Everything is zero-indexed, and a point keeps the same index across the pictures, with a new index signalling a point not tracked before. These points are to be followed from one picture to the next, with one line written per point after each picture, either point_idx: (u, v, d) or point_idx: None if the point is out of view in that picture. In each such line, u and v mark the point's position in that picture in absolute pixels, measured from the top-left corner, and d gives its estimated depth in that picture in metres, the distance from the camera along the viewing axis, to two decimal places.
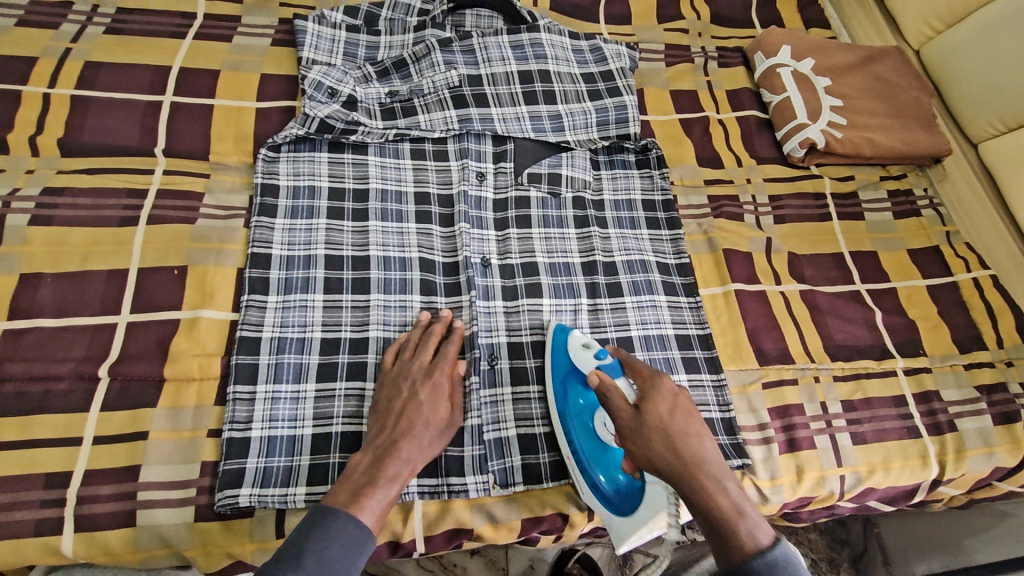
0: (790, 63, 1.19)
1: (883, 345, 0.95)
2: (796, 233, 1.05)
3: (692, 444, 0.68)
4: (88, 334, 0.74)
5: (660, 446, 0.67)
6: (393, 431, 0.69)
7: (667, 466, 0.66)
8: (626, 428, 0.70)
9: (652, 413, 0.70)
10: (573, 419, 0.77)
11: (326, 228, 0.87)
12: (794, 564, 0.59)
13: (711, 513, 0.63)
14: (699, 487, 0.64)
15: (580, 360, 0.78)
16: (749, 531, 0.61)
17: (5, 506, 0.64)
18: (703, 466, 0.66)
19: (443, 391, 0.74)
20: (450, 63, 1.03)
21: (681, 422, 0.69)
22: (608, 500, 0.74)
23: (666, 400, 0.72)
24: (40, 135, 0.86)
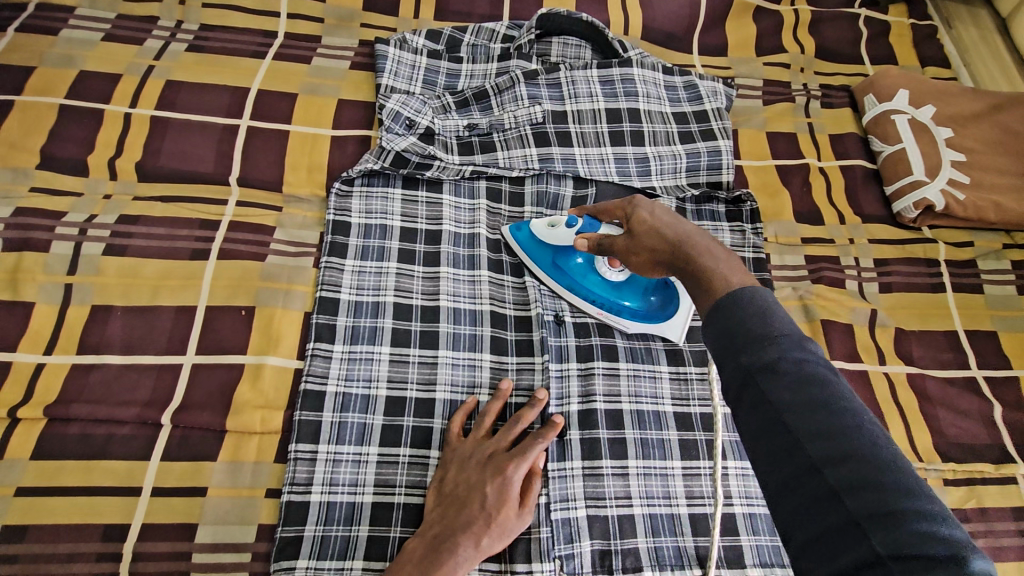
0: (906, 110, 1.07)
1: (1002, 446, 0.84)
2: (903, 306, 0.94)
3: (680, 225, 0.63)
4: (153, 375, 0.72)
5: (649, 245, 0.64)
6: (457, 523, 0.64)
7: (661, 255, 0.63)
8: (621, 251, 0.68)
9: (635, 225, 0.67)
10: (578, 278, 0.82)
11: (396, 274, 0.83)
12: (764, 298, 0.48)
13: (697, 281, 0.56)
14: (688, 256, 0.59)
15: (557, 239, 0.80)
16: (722, 276, 0.53)
17: (63, 557, 0.62)
18: (695, 242, 0.60)
19: (513, 490, 0.66)
20: (534, 97, 0.97)
21: (662, 218, 0.65)
22: (648, 315, 0.82)
23: (650, 209, 0.67)
24: (119, 158, 0.85)
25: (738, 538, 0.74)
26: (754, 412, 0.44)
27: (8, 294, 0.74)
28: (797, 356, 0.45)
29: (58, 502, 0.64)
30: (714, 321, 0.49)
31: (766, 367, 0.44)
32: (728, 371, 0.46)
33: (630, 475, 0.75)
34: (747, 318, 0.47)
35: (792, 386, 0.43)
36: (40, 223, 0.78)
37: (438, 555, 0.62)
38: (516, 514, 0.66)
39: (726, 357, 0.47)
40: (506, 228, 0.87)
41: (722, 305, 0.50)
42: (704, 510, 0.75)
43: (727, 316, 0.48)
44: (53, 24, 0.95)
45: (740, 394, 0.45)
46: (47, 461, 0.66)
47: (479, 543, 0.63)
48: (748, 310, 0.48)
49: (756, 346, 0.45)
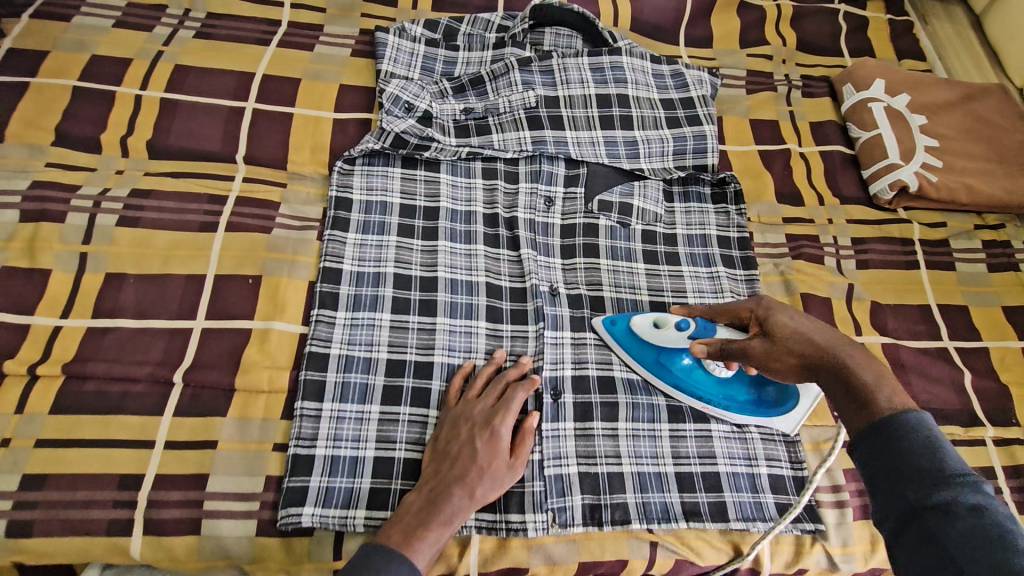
0: (882, 98, 1.12)
1: (971, 411, 0.89)
2: (879, 281, 0.99)
3: (827, 332, 0.65)
4: (164, 338, 0.75)
5: (797, 351, 0.65)
6: (452, 475, 0.68)
7: (809, 360, 0.64)
8: (758, 355, 0.68)
9: (773, 327, 0.68)
10: (685, 377, 0.80)
11: (396, 246, 0.87)
12: (933, 433, 0.51)
13: (853, 394, 0.58)
14: (845, 367, 0.61)
15: (665, 339, 0.80)
16: (888, 398, 0.56)
17: (81, 503, 0.66)
18: (844, 352, 0.62)
19: (501, 444, 0.70)
20: (528, 83, 1.02)
21: (804, 322, 0.67)
22: (763, 410, 0.81)
23: (789, 313, 0.69)
24: (130, 137, 0.89)
25: (722, 494, 0.78)
26: (920, 548, 0.48)
27: (25, 261, 0.77)
28: (971, 499, 0.47)
29: (76, 452, 0.68)
30: (873, 447, 0.53)
31: (938, 506, 0.48)
32: (891, 499, 0.50)
33: (620, 436, 0.79)
34: (913, 450, 0.51)
35: (967, 528, 0.46)
36: (55, 196, 0.82)
37: (436, 507, 0.66)
38: (507, 466, 0.70)
39: (892, 489, 0.50)
40: (598, 321, 0.85)
41: (885, 430, 0.53)
42: (690, 469, 0.79)
43: (890, 444, 0.52)
44: (66, 11, 0.99)
45: (905, 526, 0.49)
46: (64, 415, 0.69)
47: (475, 496, 0.67)
48: (915, 443, 0.51)
49: (928, 483, 0.49)
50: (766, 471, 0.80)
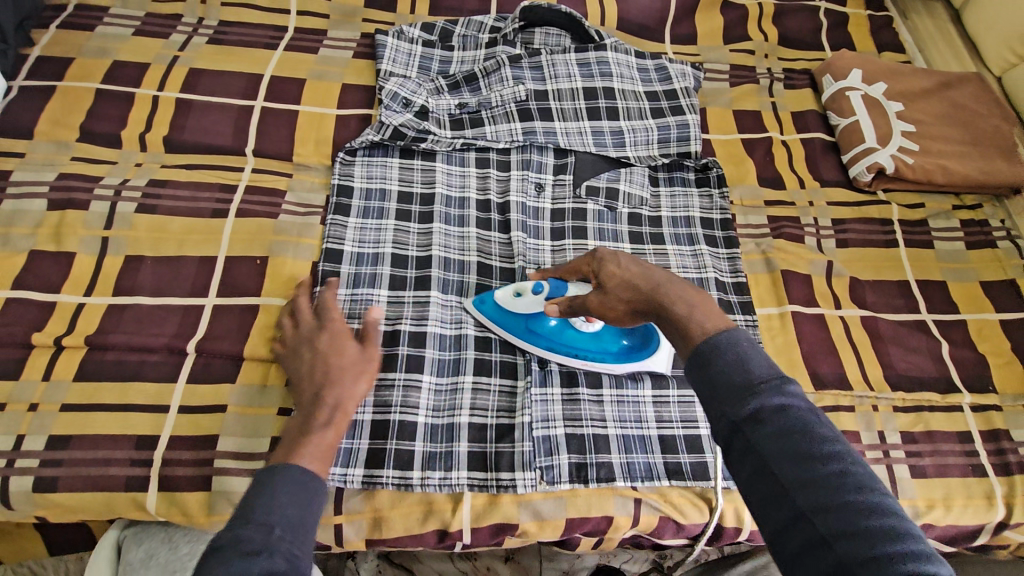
0: (860, 87, 1.17)
1: (948, 378, 0.92)
2: (859, 259, 1.03)
3: (649, 272, 0.61)
4: (180, 313, 0.81)
5: (625, 297, 0.63)
6: (312, 398, 0.64)
7: (638, 304, 0.61)
8: (596, 307, 0.67)
9: (606, 278, 0.65)
10: (559, 339, 0.82)
11: (394, 229, 0.93)
12: (741, 343, 0.50)
13: (675, 327, 0.55)
14: (662, 303, 0.57)
15: (526, 306, 0.82)
16: (698, 321, 0.53)
17: (102, 461, 0.71)
18: (666, 290, 0.58)
19: (342, 336, 0.70)
20: (518, 78, 1.08)
21: (631, 267, 0.63)
22: (637, 355, 0.83)
23: (615, 258, 0.65)
24: (148, 132, 0.96)
25: (703, 455, 0.81)
26: (743, 462, 0.46)
27: (53, 244, 0.84)
28: (779, 401, 0.46)
29: (98, 415, 0.73)
30: (695, 367, 0.50)
31: (751, 416, 0.46)
32: (714, 419, 0.48)
33: (605, 401, 0.83)
34: (723, 365, 0.49)
35: (776, 433, 0.45)
36: (80, 186, 0.88)
37: (307, 434, 0.59)
38: (360, 352, 0.69)
39: (712, 408, 0.48)
40: (471, 302, 0.87)
41: (702, 350, 0.50)
42: (673, 432, 0.83)
43: (704, 364, 0.50)
44: (90, 21, 1.07)
45: (728, 444, 0.47)
46: (87, 382, 0.75)
47: (343, 406, 0.63)
48: (725, 357, 0.49)
49: (739, 395, 0.47)
50: None
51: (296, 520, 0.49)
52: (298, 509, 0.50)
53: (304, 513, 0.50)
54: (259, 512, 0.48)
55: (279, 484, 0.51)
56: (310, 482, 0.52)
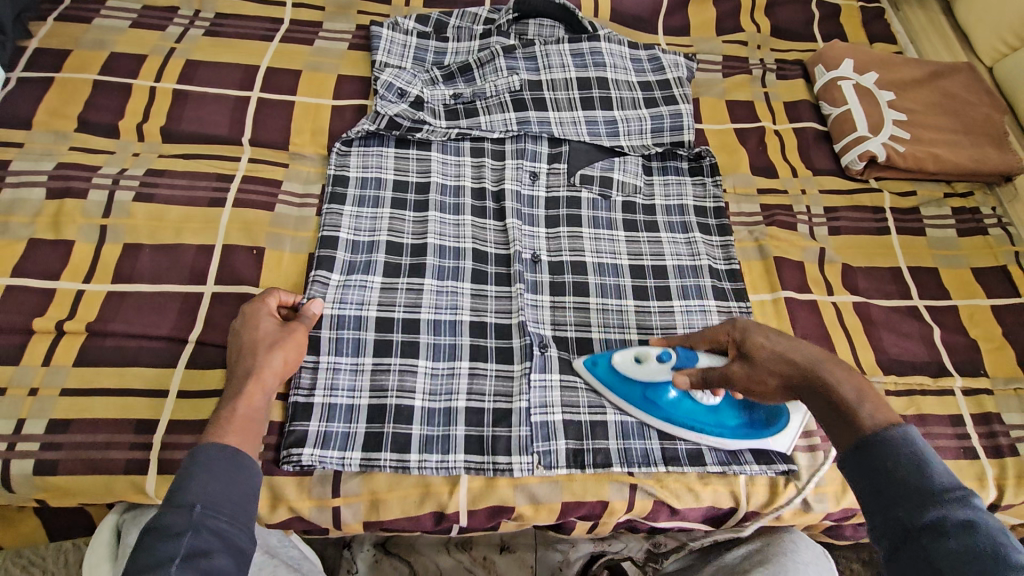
0: (852, 76, 1.18)
1: (940, 363, 0.93)
2: (851, 246, 1.04)
3: (805, 351, 0.70)
4: (178, 301, 0.82)
5: (777, 370, 0.70)
6: (237, 369, 0.71)
7: (790, 378, 0.70)
8: (740, 377, 0.73)
9: (752, 349, 0.73)
10: (677, 410, 0.81)
11: (389, 217, 0.94)
12: (921, 450, 0.58)
13: (842, 416, 0.64)
14: (826, 385, 0.67)
15: (650, 374, 0.80)
16: (870, 412, 0.63)
17: (102, 444, 0.72)
18: (823, 368, 0.68)
19: (258, 319, 0.75)
20: (512, 68, 1.09)
21: (780, 340, 0.72)
22: (757, 434, 0.81)
23: (764, 333, 0.74)
24: (146, 123, 0.96)
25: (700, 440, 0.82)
26: (917, 563, 0.53)
27: (51, 233, 0.84)
28: (963, 515, 0.53)
29: (97, 399, 0.74)
30: (867, 463, 0.59)
31: (931, 524, 0.53)
32: (888, 517, 0.56)
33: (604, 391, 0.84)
34: (899, 469, 0.57)
35: (958, 544, 0.52)
36: (78, 175, 0.89)
37: (233, 403, 0.67)
38: (277, 332, 0.74)
39: (886, 509, 0.56)
40: (580, 361, 0.85)
41: (879, 448, 0.59)
42: None
43: (879, 465, 0.58)
44: (87, 13, 1.08)
45: (902, 544, 0.54)
46: (86, 367, 0.76)
47: (258, 378, 0.70)
48: (904, 463, 0.57)
49: (920, 503, 0.55)
50: None
51: (222, 497, 0.59)
52: (226, 486, 0.60)
53: (229, 490, 0.60)
54: (187, 491, 0.58)
55: (205, 464, 0.60)
56: (236, 459, 0.62)
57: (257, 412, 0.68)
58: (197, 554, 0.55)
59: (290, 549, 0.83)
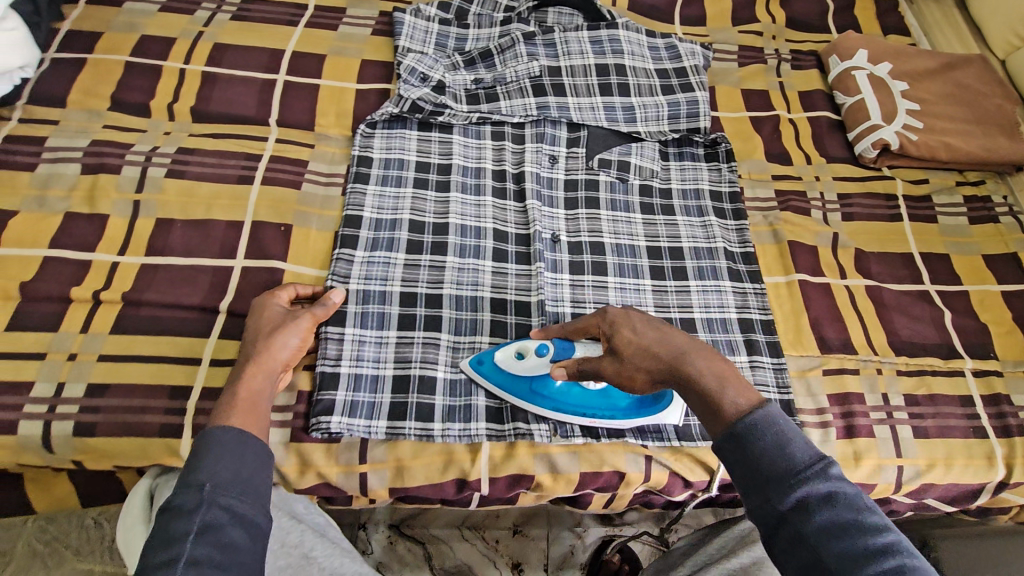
0: (866, 66, 1.20)
1: (950, 345, 0.95)
2: (864, 231, 1.06)
3: (667, 341, 0.64)
4: (210, 273, 0.84)
5: (643, 366, 0.65)
6: (242, 355, 0.72)
7: (657, 373, 0.64)
8: (614, 373, 0.69)
9: (619, 345, 0.68)
10: (565, 399, 0.80)
11: (412, 197, 0.96)
12: (778, 425, 0.55)
13: (704, 402, 0.59)
14: (687, 375, 0.61)
15: (530, 368, 0.79)
16: (731, 399, 0.58)
17: (139, 408, 0.74)
18: (687, 362, 0.62)
19: (270, 310, 0.77)
20: (532, 55, 1.11)
21: (646, 333, 0.66)
22: (646, 412, 0.80)
23: (627, 325, 0.69)
24: (176, 103, 0.99)
25: None
26: (793, 549, 0.51)
27: (86, 206, 0.87)
28: (824, 488, 0.52)
29: (133, 365, 0.76)
30: (729, 451, 0.56)
31: (797, 507, 0.52)
32: (760, 505, 0.53)
33: None
34: (762, 452, 0.54)
35: (825, 521, 0.50)
36: (113, 152, 0.92)
37: (234, 385, 0.68)
38: (284, 319, 0.76)
39: (757, 497, 0.53)
40: (466, 361, 0.82)
41: (739, 435, 0.55)
42: None
43: (745, 449, 0.55)
44: None
45: (777, 532, 0.52)
46: (123, 335, 0.78)
47: (255, 358, 0.71)
48: (766, 443, 0.54)
49: (786, 486, 0.52)
50: None
51: (232, 477, 0.58)
52: (238, 464, 0.60)
53: (239, 470, 0.59)
54: (199, 469, 0.58)
55: (215, 444, 0.60)
56: (244, 441, 0.62)
57: (259, 393, 0.68)
58: (210, 529, 0.54)
59: (317, 516, 0.80)
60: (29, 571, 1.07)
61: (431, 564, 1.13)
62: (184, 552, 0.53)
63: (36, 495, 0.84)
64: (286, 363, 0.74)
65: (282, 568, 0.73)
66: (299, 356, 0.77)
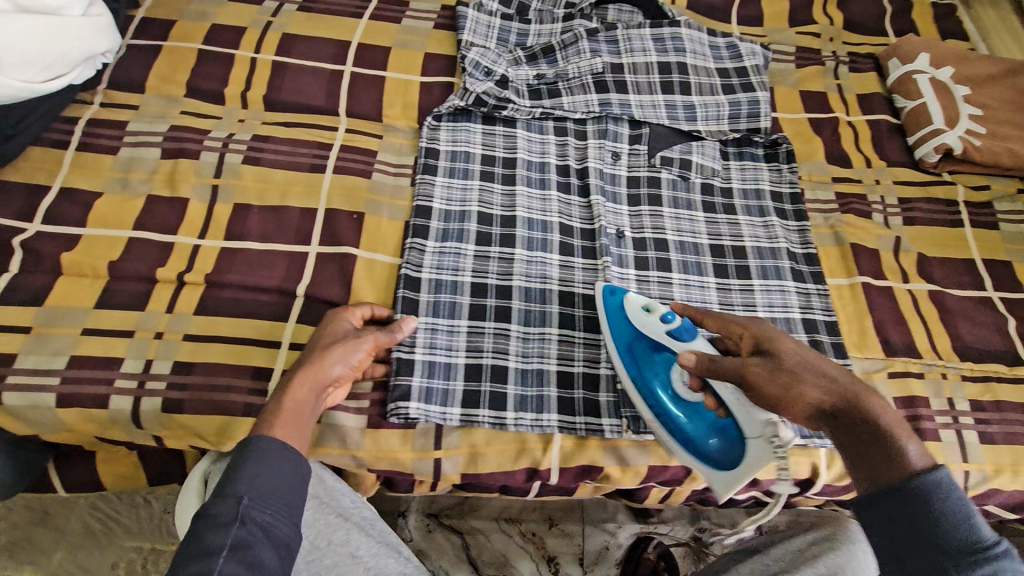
0: (927, 70, 1.19)
1: (1015, 352, 0.94)
2: (926, 236, 1.06)
3: (838, 372, 0.69)
4: (287, 258, 0.86)
5: (806, 383, 0.68)
6: (300, 359, 0.72)
7: (824, 401, 0.67)
8: (758, 375, 0.69)
9: (779, 352, 0.70)
10: (649, 377, 0.79)
11: (479, 189, 0.97)
12: (963, 497, 0.59)
13: (876, 446, 0.64)
14: (863, 410, 0.66)
15: (647, 325, 0.79)
16: (905, 449, 0.63)
17: (223, 387, 0.76)
18: (861, 399, 0.67)
19: (334, 323, 0.76)
20: (595, 51, 1.12)
21: (806, 353, 0.71)
22: (711, 458, 0.76)
23: (794, 343, 0.72)
24: (249, 91, 1.01)
25: None
26: None
27: (168, 190, 0.89)
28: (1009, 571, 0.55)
29: (217, 346, 0.79)
30: (888, 502, 0.61)
31: None
32: (916, 560, 0.58)
33: None
34: (947, 515, 0.58)
35: None
36: (191, 137, 0.94)
37: (285, 391, 0.68)
38: (346, 337, 0.74)
39: (927, 556, 0.57)
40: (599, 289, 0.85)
41: (915, 492, 0.59)
42: None
43: (926, 507, 0.59)
44: None
45: None
46: (206, 316, 0.80)
47: (310, 370, 0.70)
48: (952, 509, 0.58)
49: (970, 554, 0.56)
50: None
51: (268, 490, 0.60)
52: (274, 477, 0.61)
53: (276, 482, 0.61)
54: (238, 481, 0.60)
55: (257, 455, 0.62)
56: (284, 452, 0.63)
57: (305, 406, 0.68)
58: (242, 546, 0.56)
59: (362, 509, 0.80)
60: (82, 546, 1.09)
61: (469, 555, 1.14)
62: (217, 567, 0.55)
63: (106, 473, 0.86)
64: (339, 379, 0.72)
65: (329, 566, 0.74)
66: (352, 374, 0.75)
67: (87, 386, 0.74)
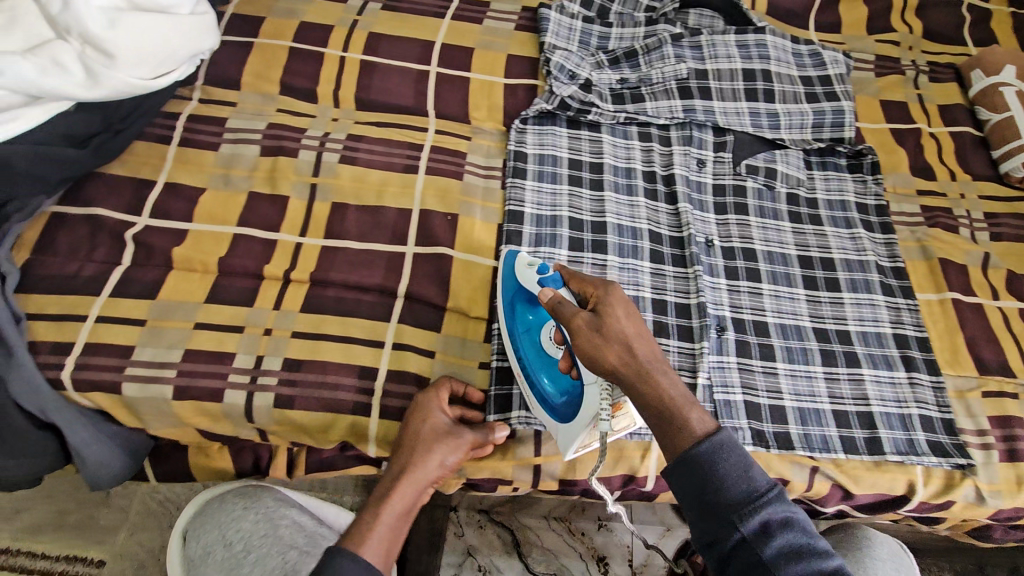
0: (1013, 82, 1.16)
1: None
2: (1014, 252, 1.04)
3: (648, 344, 0.66)
4: (386, 258, 0.87)
5: (614, 354, 0.65)
6: (399, 461, 0.71)
7: (621, 371, 0.65)
8: (586, 344, 0.67)
9: (606, 318, 0.67)
10: (519, 332, 0.80)
11: (569, 194, 0.97)
12: (738, 450, 0.60)
13: (672, 415, 0.62)
14: (655, 383, 0.63)
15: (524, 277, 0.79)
16: (692, 418, 0.61)
17: (331, 385, 0.78)
18: (654, 373, 0.64)
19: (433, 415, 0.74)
20: (679, 56, 1.10)
21: (631, 325, 0.67)
22: (554, 409, 0.75)
23: (620, 306, 0.68)
24: (340, 90, 1.02)
25: (876, 431, 0.85)
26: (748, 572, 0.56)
27: (269, 187, 0.90)
28: (778, 516, 0.57)
29: (323, 344, 0.80)
30: (678, 476, 0.60)
31: (760, 532, 0.56)
32: (704, 526, 0.58)
33: (779, 373, 0.88)
34: (712, 474, 0.59)
35: (784, 548, 0.56)
36: (289, 136, 0.95)
37: (382, 504, 0.67)
38: (445, 436, 0.73)
39: (706, 517, 0.58)
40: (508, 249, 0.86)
41: (705, 456, 0.59)
42: (846, 408, 0.87)
43: (696, 469, 0.59)
44: None
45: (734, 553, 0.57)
46: (312, 314, 0.82)
47: (411, 477, 0.70)
48: (716, 466, 0.59)
49: (719, 505, 0.58)
50: (917, 411, 0.87)
51: None
52: None
53: None
54: None
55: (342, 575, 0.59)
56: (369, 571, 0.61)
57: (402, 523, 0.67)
58: None
59: None
60: (146, 528, 1.11)
61: (519, 551, 1.15)
62: None
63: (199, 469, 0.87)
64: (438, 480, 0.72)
65: None
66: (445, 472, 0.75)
67: (201, 380, 0.76)
